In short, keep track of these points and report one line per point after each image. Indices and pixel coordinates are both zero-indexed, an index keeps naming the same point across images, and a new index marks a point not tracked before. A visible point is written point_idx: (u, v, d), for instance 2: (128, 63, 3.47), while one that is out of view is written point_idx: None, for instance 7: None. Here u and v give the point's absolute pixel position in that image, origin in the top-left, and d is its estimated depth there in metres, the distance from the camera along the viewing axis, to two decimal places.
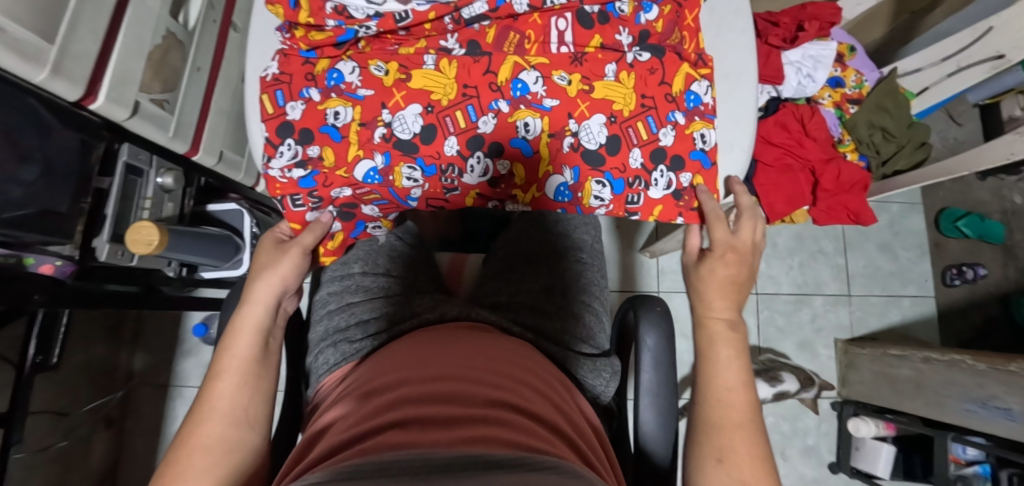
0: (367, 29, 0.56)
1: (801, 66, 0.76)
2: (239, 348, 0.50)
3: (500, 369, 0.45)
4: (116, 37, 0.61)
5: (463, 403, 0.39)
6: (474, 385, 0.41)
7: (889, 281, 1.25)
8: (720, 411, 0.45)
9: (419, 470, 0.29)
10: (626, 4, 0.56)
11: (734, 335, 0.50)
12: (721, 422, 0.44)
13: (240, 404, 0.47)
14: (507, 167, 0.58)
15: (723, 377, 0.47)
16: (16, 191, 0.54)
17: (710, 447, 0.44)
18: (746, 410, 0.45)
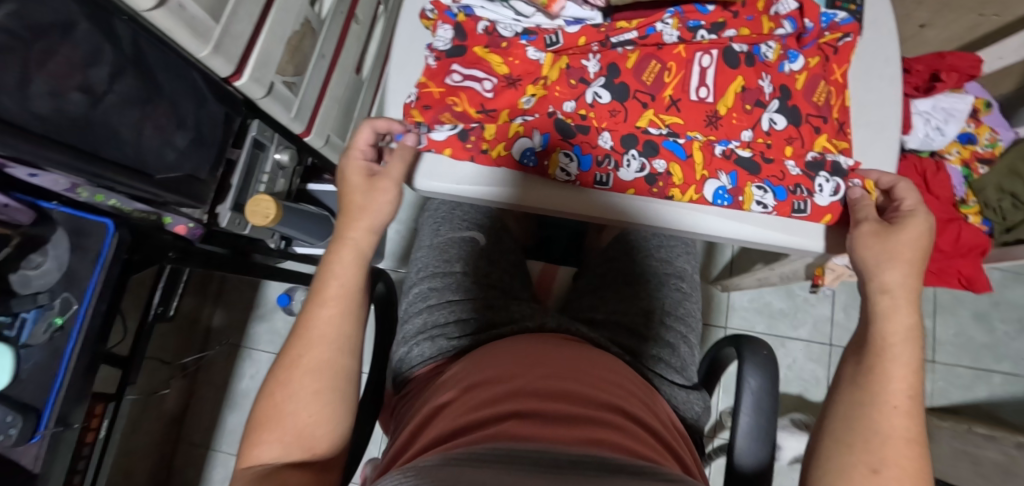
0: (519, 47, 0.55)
1: (931, 117, 0.72)
2: (346, 275, 0.48)
3: (603, 376, 0.46)
4: (266, 20, 0.64)
5: (581, 404, 0.40)
6: (588, 388, 0.43)
7: (981, 354, 1.16)
8: (881, 435, 0.38)
9: (549, 466, 0.31)
10: (773, 51, 0.54)
11: (913, 353, 0.41)
12: (879, 443, 0.38)
13: (342, 331, 0.46)
14: (664, 167, 0.53)
15: (890, 392, 0.40)
16: (170, 155, 0.59)
17: (859, 456, 0.38)
18: (915, 418, 0.39)
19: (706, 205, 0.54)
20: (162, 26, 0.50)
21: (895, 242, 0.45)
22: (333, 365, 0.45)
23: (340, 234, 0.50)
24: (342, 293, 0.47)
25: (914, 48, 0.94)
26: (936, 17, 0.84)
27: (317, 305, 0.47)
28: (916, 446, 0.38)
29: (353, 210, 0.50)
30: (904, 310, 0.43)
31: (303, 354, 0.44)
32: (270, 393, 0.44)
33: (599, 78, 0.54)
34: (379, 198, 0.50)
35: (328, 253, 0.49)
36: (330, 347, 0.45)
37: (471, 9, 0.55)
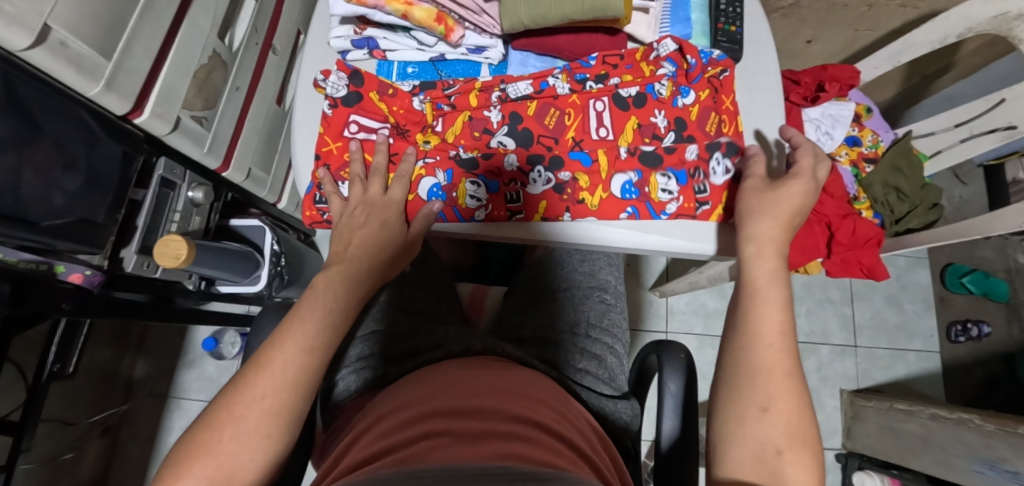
0: (419, 99, 0.55)
1: (820, 123, 0.79)
2: (319, 311, 0.45)
3: (523, 391, 0.47)
4: (167, 54, 0.62)
5: (494, 419, 0.41)
6: (493, 402, 0.43)
7: (896, 334, 1.26)
8: (766, 374, 0.41)
9: (458, 477, 0.31)
10: (665, 87, 0.55)
11: (778, 292, 0.46)
12: (770, 383, 0.41)
13: (312, 374, 0.43)
14: (569, 178, 0.54)
15: (766, 332, 0.43)
16: (58, 199, 0.55)
17: (753, 395, 0.41)
18: (790, 352, 0.42)
19: (616, 201, 0.53)
20: (38, 63, 0.48)
21: (766, 196, 0.50)
22: (291, 413, 0.41)
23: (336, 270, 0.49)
24: (326, 342, 0.44)
25: (804, 61, 1.02)
26: (819, 32, 0.92)
27: (295, 345, 0.42)
28: (792, 377, 0.41)
29: (358, 252, 0.50)
30: (767, 253, 0.48)
31: (269, 396, 0.39)
32: (214, 418, 0.38)
33: (501, 127, 0.54)
34: (379, 249, 0.51)
35: (316, 292, 0.46)
36: (300, 392, 0.41)
37: (374, 40, 0.54)
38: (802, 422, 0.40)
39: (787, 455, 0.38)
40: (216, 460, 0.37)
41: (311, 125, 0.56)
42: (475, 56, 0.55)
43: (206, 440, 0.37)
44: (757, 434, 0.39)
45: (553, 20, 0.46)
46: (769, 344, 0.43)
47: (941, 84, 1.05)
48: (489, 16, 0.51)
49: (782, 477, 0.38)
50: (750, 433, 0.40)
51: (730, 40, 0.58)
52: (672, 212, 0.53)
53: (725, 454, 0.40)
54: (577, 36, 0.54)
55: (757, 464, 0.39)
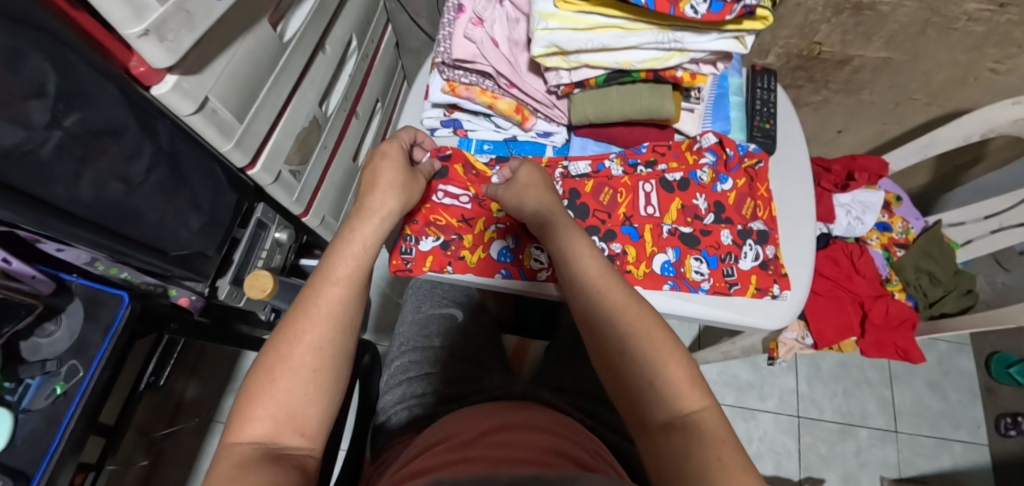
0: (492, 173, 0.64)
1: (851, 209, 0.85)
2: (360, 254, 0.48)
3: (554, 429, 0.51)
4: (279, 120, 0.75)
5: (522, 448, 0.45)
6: (523, 437, 0.48)
7: (939, 422, 1.22)
8: (617, 320, 0.43)
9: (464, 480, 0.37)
10: (706, 174, 0.64)
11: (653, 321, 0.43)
12: (630, 319, 0.43)
13: (349, 315, 0.44)
14: (620, 249, 0.61)
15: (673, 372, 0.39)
16: (184, 234, 0.66)
17: (617, 347, 0.42)
18: (620, 289, 0.45)
19: (656, 277, 0.59)
20: (194, 127, 0.59)
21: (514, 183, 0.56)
22: (333, 343, 0.42)
23: (361, 216, 0.51)
24: (353, 272, 0.46)
25: (836, 148, 1.09)
26: (849, 124, 0.99)
27: (326, 281, 0.45)
28: (631, 307, 0.43)
29: (376, 191, 0.52)
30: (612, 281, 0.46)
31: (308, 330, 0.41)
32: (265, 366, 0.39)
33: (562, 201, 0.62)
34: (401, 187, 0.54)
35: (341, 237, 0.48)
36: (336, 325, 0.43)
37: (460, 122, 0.65)
38: (658, 339, 0.41)
39: (661, 381, 0.40)
40: (275, 395, 0.38)
41: None
42: (542, 139, 0.65)
43: (260, 383, 0.39)
44: (634, 377, 0.41)
45: (614, 116, 0.56)
46: (603, 288, 0.45)
47: (972, 175, 1.09)
48: (559, 110, 0.60)
49: (668, 396, 0.39)
50: (632, 378, 0.41)
51: (765, 136, 0.67)
52: (708, 289, 0.59)
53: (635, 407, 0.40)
54: (630, 128, 0.63)
55: (649, 404, 0.40)
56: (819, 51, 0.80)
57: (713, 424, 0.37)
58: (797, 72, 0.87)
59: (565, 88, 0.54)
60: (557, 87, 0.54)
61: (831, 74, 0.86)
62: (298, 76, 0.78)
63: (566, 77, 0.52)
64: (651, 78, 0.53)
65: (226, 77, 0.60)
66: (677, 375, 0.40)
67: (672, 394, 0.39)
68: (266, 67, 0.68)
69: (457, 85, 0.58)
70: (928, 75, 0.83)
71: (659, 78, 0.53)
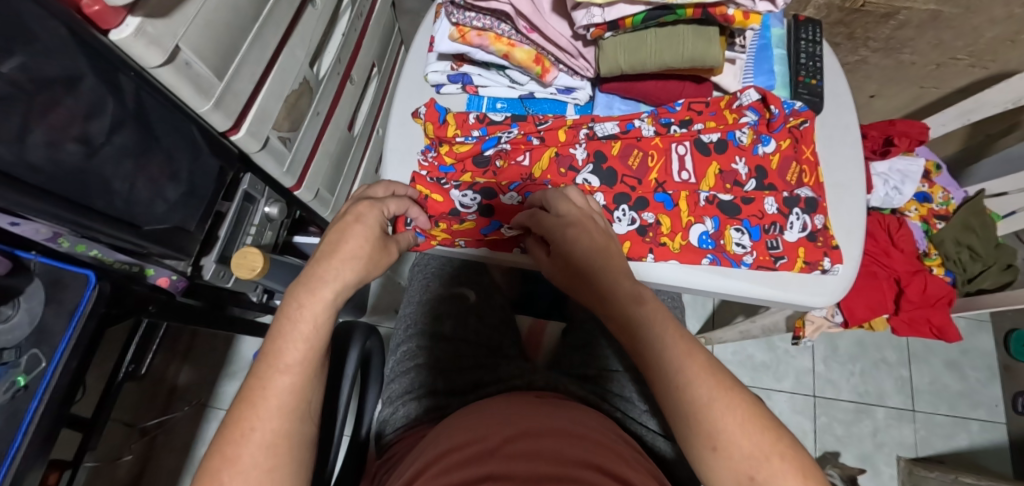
0: (508, 135, 0.56)
1: (888, 178, 0.79)
2: (316, 321, 0.40)
3: (580, 431, 0.46)
4: (265, 80, 0.67)
5: (553, 462, 0.40)
6: (566, 447, 0.42)
7: (957, 401, 1.19)
8: (705, 412, 0.35)
9: None
10: (746, 135, 0.57)
11: (689, 344, 0.39)
12: (719, 408, 0.35)
13: (304, 399, 0.38)
14: (652, 218, 0.54)
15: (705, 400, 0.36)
16: (160, 206, 0.59)
17: (700, 436, 0.35)
18: (705, 370, 0.37)
19: (694, 250, 0.53)
20: (166, 83, 0.51)
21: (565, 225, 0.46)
22: (289, 436, 0.36)
23: (309, 286, 0.41)
24: (308, 355, 0.38)
25: (865, 115, 1.02)
26: (884, 88, 0.92)
27: (274, 369, 0.37)
28: (724, 392, 0.36)
29: (334, 259, 0.42)
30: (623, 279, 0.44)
31: (256, 427, 0.35)
32: (212, 468, 0.34)
33: (587, 165, 0.55)
34: (366, 258, 0.44)
35: (288, 309, 0.40)
36: (290, 416, 0.36)
37: (469, 76, 0.57)
38: (763, 437, 0.34)
39: (762, 478, 0.33)
40: None
41: (408, 159, 0.58)
42: (563, 97, 0.57)
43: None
44: (722, 474, 0.35)
45: (650, 67, 0.49)
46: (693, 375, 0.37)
47: (1006, 144, 1.03)
48: (585, 60, 0.52)
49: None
50: (719, 475, 0.35)
51: (810, 93, 0.60)
52: (751, 263, 0.53)
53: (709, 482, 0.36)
54: (665, 82, 0.56)
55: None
56: (863, 2, 0.72)
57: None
58: (834, 27, 0.79)
59: (597, 29, 0.46)
60: (586, 28, 0.46)
61: (872, 31, 0.78)
62: (285, 30, 0.69)
63: (599, 15, 0.44)
64: (698, 16, 0.45)
65: (202, 24, 0.52)
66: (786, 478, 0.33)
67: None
68: (248, 16, 0.60)
69: (468, 31, 0.51)
70: (979, 31, 0.76)
71: (707, 17, 0.45)
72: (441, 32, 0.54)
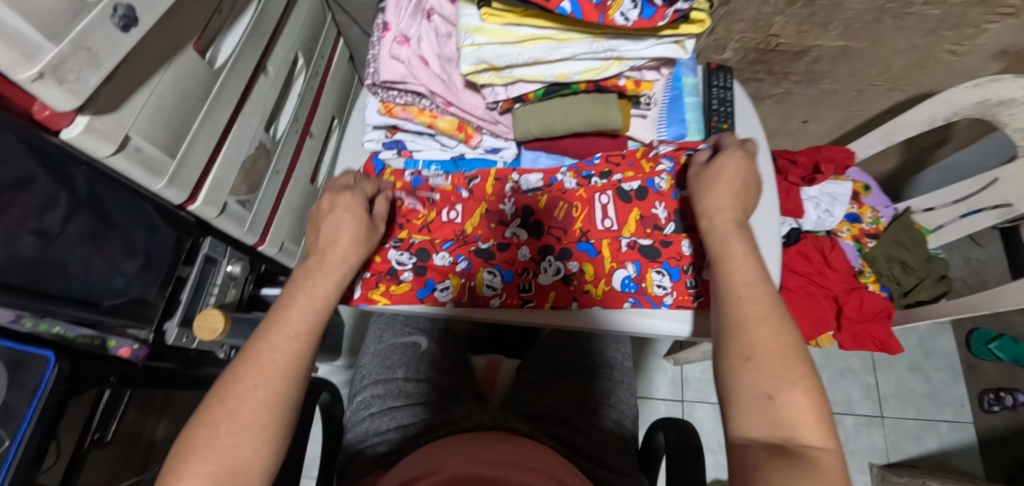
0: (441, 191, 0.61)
1: (819, 202, 0.84)
2: (316, 298, 0.49)
3: (529, 462, 0.49)
4: (220, 149, 0.71)
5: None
6: (501, 473, 0.46)
7: (924, 404, 1.22)
8: (743, 326, 0.44)
9: None
10: (664, 181, 0.60)
11: (742, 232, 0.50)
12: (752, 314, 0.44)
13: (301, 367, 0.46)
14: (577, 266, 0.58)
15: (737, 286, 0.46)
16: (118, 280, 0.62)
17: (737, 349, 0.43)
18: (763, 301, 0.45)
19: (617, 294, 0.57)
20: (118, 168, 0.55)
21: (710, 171, 0.54)
22: (284, 398, 0.43)
23: (320, 268, 0.51)
24: (311, 328, 0.47)
25: (802, 138, 1.07)
26: (814, 113, 0.97)
27: (280, 333, 0.46)
28: (768, 320, 0.43)
29: (338, 248, 0.52)
30: (727, 210, 0.51)
31: (258, 385, 0.42)
32: (217, 406, 0.41)
33: (515, 220, 0.60)
34: (364, 241, 0.54)
35: (302, 285, 0.49)
36: (285, 379, 0.44)
37: (402, 143, 0.61)
38: (786, 362, 0.41)
39: (780, 395, 0.39)
40: (225, 443, 0.40)
41: None
42: (491, 156, 0.62)
43: (210, 430, 0.40)
44: (747, 384, 0.41)
45: (560, 131, 0.53)
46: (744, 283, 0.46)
47: (940, 155, 1.09)
48: (504, 125, 0.57)
49: (782, 420, 0.39)
50: (743, 385, 0.41)
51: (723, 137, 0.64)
52: (671, 303, 0.56)
53: (732, 414, 0.41)
54: (581, 139, 0.60)
55: (756, 416, 0.40)
56: (776, 43, 0.78)
57: (832, 467, 0.37)
58: (755, 65, 0.85)
59: (504, 103, 0.51)
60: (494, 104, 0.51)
61: (790, 66, 0.84)
62: (237, 101, 0.74)
63: (503, 92, 0.50)
64: (592, 88, 0.50)
65: (151, 111, 0.57)
66: (801, 406, 0.39)
67: (789, 420, 0.38)
68: (197, 97, 0.64)
69: (393, 106, 0.56)
70: (888, 61, 0.81)
71: (601, 88, 0.50)
72: (371, 105, 0.59)
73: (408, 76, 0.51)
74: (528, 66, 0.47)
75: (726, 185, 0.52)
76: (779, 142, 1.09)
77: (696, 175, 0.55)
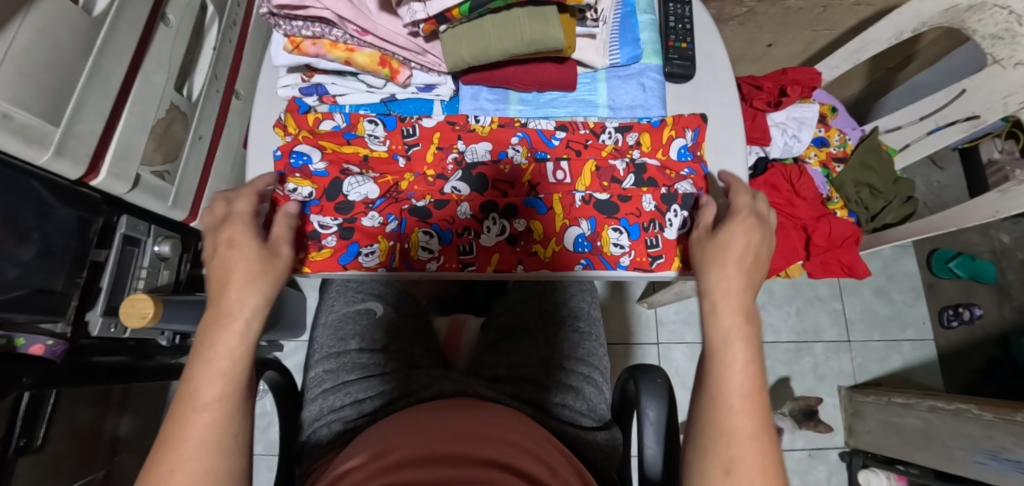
0: (375, 138, 0.54)
1: (786, 127, 0.80)
2: (232, 347, 0.39)
3: (495, 434, 0.46)
4: (120, 113, 0.62)
5: (458, 464, 0.41)
6: (453, 446, 0.43)
7: (888, 325, 1.25)
8: (727, 438, 0.36)
9: None
10: (620, 134, 0.57)
11: (748, 327, 0.41)
12: (729, 410, 0.37)
13: (227, 436, 0.37)
14: (525, 225, 0.53)
15: (728, 392, 0.38)
16: (13, 271, 0.54)
17: (714, 457, 0.36)
18: (755, 415, 0.37)
19: (569, 254, 0.53)
20: None
21: (711, 244, 0.47)
22: (216, 475, 0.35)
23: (217, 321, 0.40)
24: (226, 388, 0.38)
25: (768, 64, 1.02)
26: (778, 36, 0.92)
27: (189, 408, 0.37)
28: (754, 442, 0.36)
29: (233, 287, 0.42)
30: (729, 312, 0.42)
31: (178, 470, 0.34)
32: None
33: (455, 173, 0.54)
34: (262, 274, 0.44)
35: (200, 348, 0.39)
36: (214, 454, 0.36)
37: (323, 87, 0.54)
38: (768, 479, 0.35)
39: None
40: None
41: None
42: (426, 94, 0.55)
43: None
44: None
45: (495, 56, 0.47)
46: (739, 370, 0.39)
47: (905, 76, 1.06)
48: (433, 55, 0.50)
49: None
50: None
51: (681, 57, 0.59)
52: (627, 264, 0.53)
53: None
54: (524, 67, 0.52)
55: None
56: None
57: None
58: None
59: (427, 24, 0.45)
60: (415, 24, 0.45)
61: None
62: (133, 55, 0.64)
63: (422, 10, 0.43)
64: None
65: (11, 68, 0.47)
66: None
67: None
68: (74, 50, 0.54)
69: (300, 40, 0.48)
70: None
71: None
72: (277, 43, 0.51)
73: None
74: None
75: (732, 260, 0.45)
76: (744, 71, 1.04)
77: (701, 242, 0.49)
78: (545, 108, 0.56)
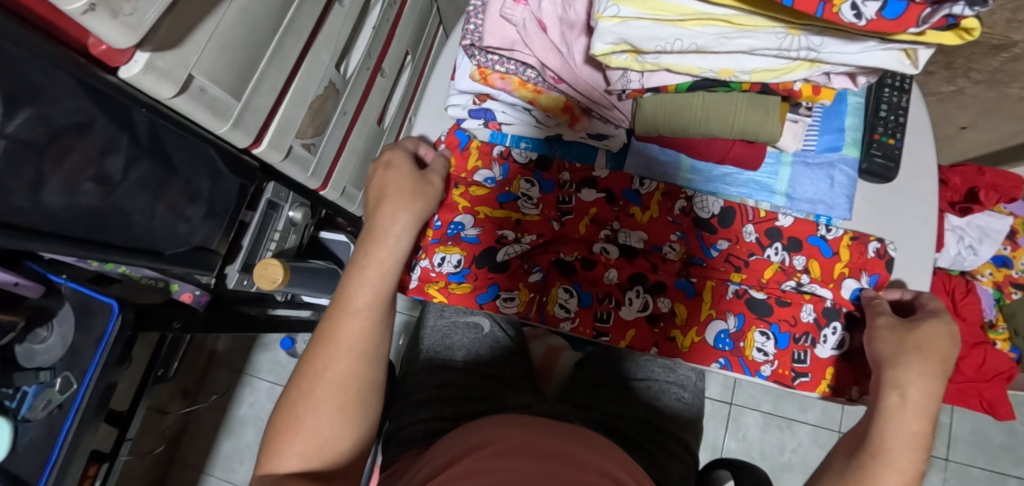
0: (527, 199, 0.53)
1: (965, 234, 0.70)
2: (378, 279, 0.45)
3: (583, 441, 0.44)
4: (288, 88, 0.63)
5: (567, 464, 0.39)
6: (566, 445, 0.42)
7: (998, 455, 1.11)
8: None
9: None
10: (792, 235, 0.51)
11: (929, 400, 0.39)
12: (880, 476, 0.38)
13: (370, 344, 0.43)
14: (668, 305, 0.50)
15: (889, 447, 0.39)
16: (182, 228, 0.60)
17: None
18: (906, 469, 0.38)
19: (708, 349, 0.50)
20: (182, 109, 0.49)
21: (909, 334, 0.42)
22: (360, 373, 0.42)
23: (374, 235, 0.46)
24: (374, 302, 0.44)
25: (953, 144, 0.88)
26: (980, 120, 0.79)
27: (345, 313, 0.43)
28: None
29: (386, 206, 0.47)
30: (914, 410, 0.39)
31: (329, 367, 0.42)
32: (298, 384, 0.42)
33: (607, 240, 0.52)
34: (415, 194, 0.48)
35: (358, 257, 0.46)
36: (358, 359, 0.42)
37: (492, 113, 0.53)
38: None
39: None
40: (316, 416, 0.40)
41: None
42: (594, 142, 0.53)
43: (292, 410, 0.40)
44: None
45: (695, 133, 0.44)
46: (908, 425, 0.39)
47: None
48: (620, 112, 0.46)
49: None
50: None
51: (885, 154, 0.51)
52: (768, 374, 0.49)
53: None
54: (710, 140, 0.47)
55: None
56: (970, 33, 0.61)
57: None
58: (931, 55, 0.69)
59: (634, 92, 0.41)
60: (621, 90, 0.42)
61: (977, 62, 0.67)
62: (310, 34, 0.64)
63: (637, 80, 0.40)
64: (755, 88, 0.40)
65: (215, 48, 0.48)
66: None
67: None
68: (266, 29, 0.55)
69: (489, 72, 0.48)
70: None
71: (767, 90, 0.39)
72: (462, 66, 0.51)
73: (518, 42, 0.43)
74: (682, 54, 0.35)
75: (931, 357, 0.40)
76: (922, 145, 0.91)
77: (893, 339, 0.43)
78: (716, 183, 0.53)
